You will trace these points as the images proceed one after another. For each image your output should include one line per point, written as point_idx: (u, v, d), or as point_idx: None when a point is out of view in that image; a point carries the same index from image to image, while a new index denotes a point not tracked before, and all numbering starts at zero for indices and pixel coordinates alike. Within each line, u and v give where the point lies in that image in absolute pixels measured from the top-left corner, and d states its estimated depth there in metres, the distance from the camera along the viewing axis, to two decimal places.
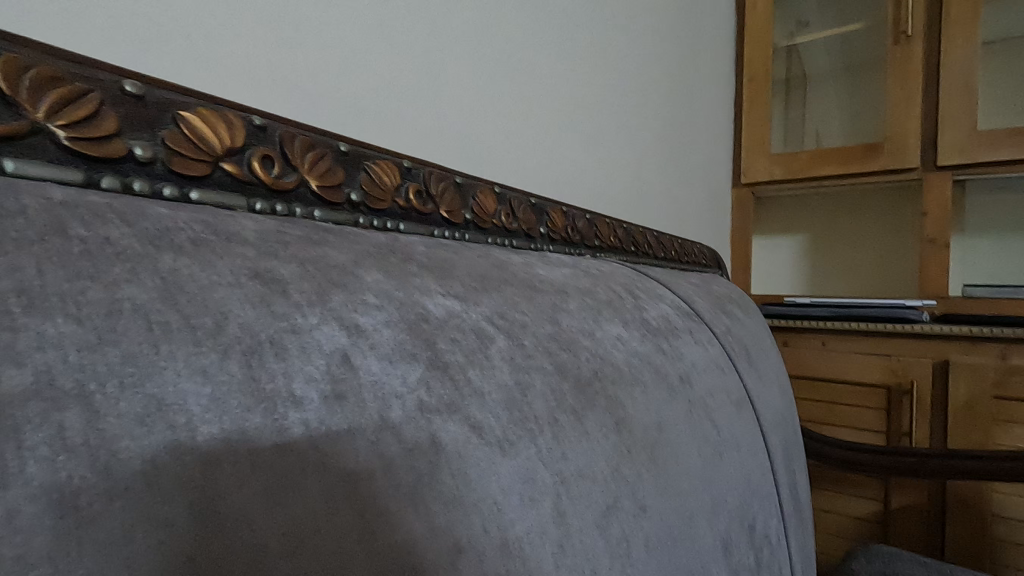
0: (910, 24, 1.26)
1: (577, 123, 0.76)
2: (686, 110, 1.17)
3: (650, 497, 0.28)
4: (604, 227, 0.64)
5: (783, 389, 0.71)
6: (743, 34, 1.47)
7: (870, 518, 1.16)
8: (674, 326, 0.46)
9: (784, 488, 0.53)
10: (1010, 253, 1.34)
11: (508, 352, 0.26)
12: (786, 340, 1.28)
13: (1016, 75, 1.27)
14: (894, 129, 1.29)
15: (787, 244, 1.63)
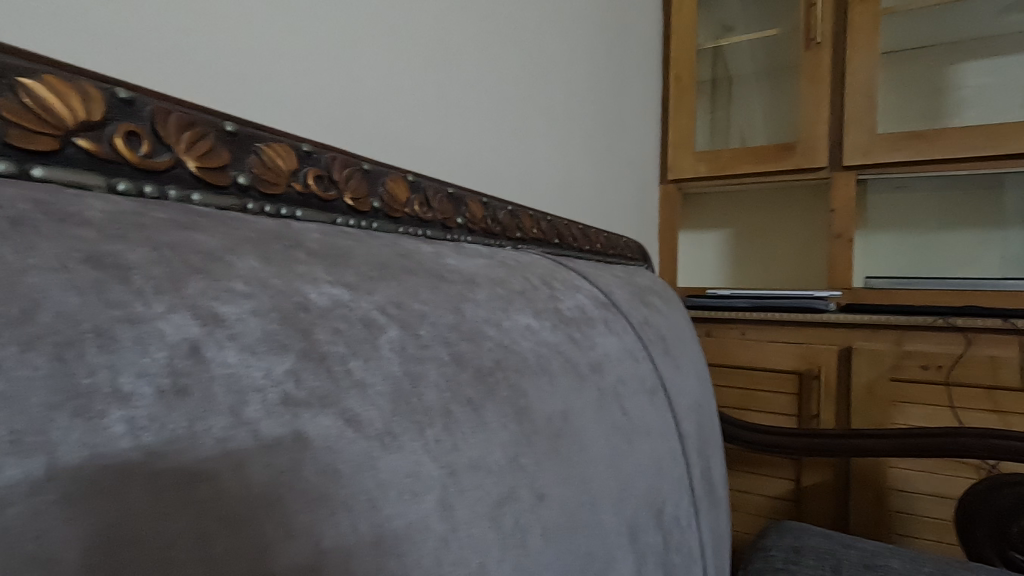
0: (819, 32, 1.35)
1: (500, 115, 0.76)
2: (614, 106, 1.20)
3: (549, 485, 0.28)
4: (527, 219, 0.64)
5: (700, 377, 0.73)
6: (670, 35, 1.52)
7: (784, 497, 1.23)
8: (589, 316, 0.47)
9: (696, 472, 0.55)
10: (906, 247, 1.46)
11: (399, 342, 0.25)
12: (709, 330, 1.34)
13: (911, 83, 1.38)
14: (805, 130, 1.37)
15: (711, 238, 1.70)
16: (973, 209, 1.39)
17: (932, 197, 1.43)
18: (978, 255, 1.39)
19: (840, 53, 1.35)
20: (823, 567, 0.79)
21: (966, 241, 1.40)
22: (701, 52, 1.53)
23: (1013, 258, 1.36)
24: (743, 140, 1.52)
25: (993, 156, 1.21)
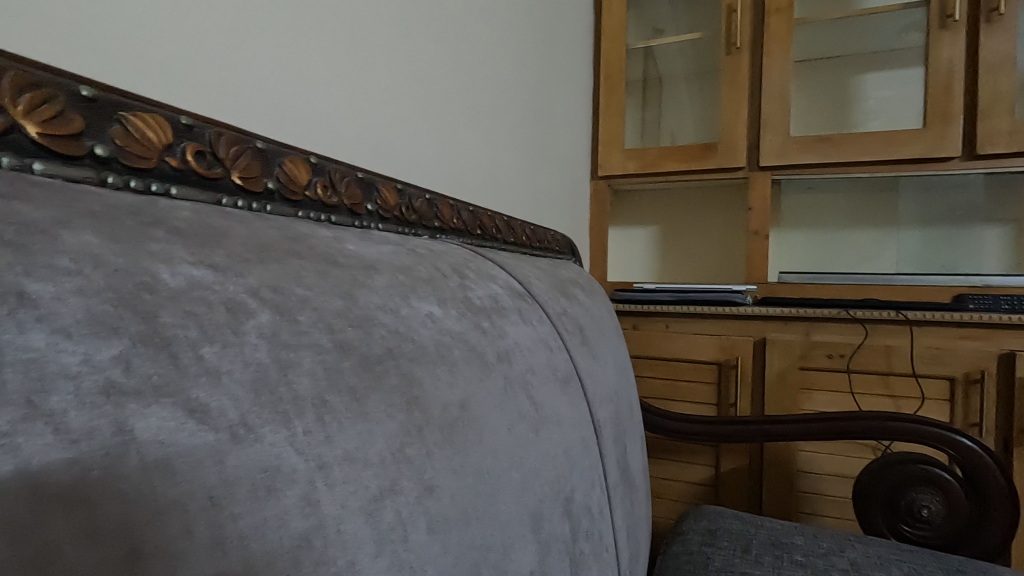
0: (738, 37, 1.41)
1: (419, 102, 0.75)
2: (544, 101, 1.20)
3: (440, 476, 0.27)
4: (446, 208, 0.63)
5: (621, 368, 0.75)
6: (601, 34, 1.55)
7: (704, 483, 1.29)
8: (502, 306, 0.46)
9: (610, 460, 0.56)
10: (815, 244, 1.56)
11: (271, 327, 0.23)
12: (635, 323, 1.38)
13: (819, 90, 1.47)
14: (725, 131, 1.43)
15: (640, 234, 1.75)
16: (873, 209, 1.50)
17: (839, 197, 1.53)
18: (877, 252, 1.50)
19: (757, 59, 1.42)
20: (735, 547, 0.83)
21: (868, 239, 1.51)
22: (630, 52, 1.57)
23: (908, 255, 1.47)
24: (672, 138, 1.57)
25: (889, 161, 1.31)
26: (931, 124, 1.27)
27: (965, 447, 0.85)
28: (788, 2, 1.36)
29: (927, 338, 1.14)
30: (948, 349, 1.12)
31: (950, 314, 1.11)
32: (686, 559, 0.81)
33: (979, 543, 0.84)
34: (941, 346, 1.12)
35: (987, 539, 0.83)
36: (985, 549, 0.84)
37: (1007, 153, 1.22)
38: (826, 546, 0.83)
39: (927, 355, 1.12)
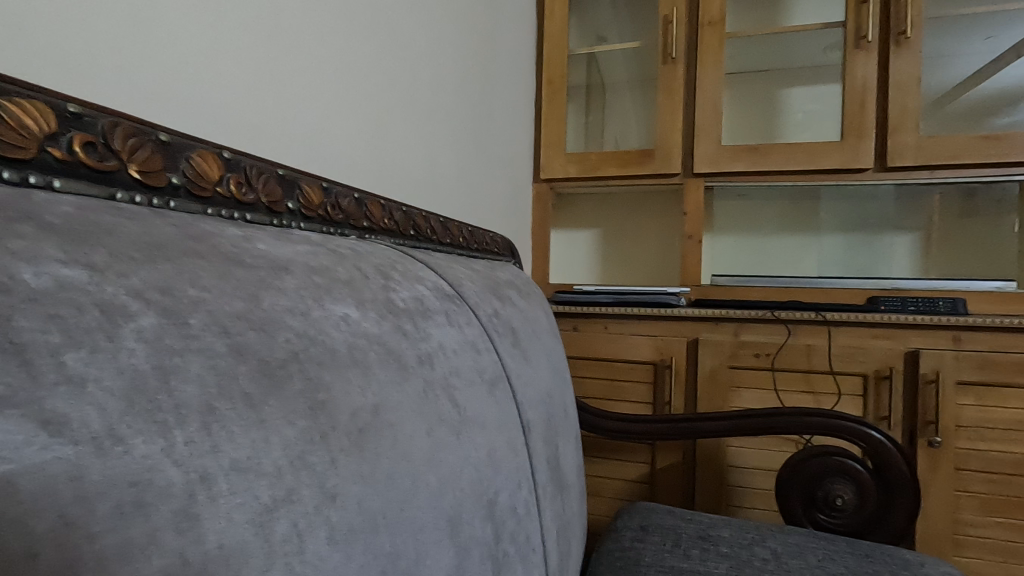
0: (674, 48, 1.46)
1: (351, 100, 0.73)
2: (485, 103, 1.21)
3: (346, 484, 0.26)
4: (376, 208, 0.61)
5: (555, 370, 0.75)
6: (543, 40, 1.58)
7: (641, 480, 1.32)
8: (427, 308, 0.45)
9: (538, 461, 0.56)
10: (746, 249, 1.64)
11: (155, 330, 0.21)
12: (575, 325, 1.40)
13: (750, 102, 1.54)
14: (662, 140, 1.48)
15: (581, 237, 1.78)
16: (797, 216, 1.59)
17: (767, 204, 1.61)
18: (801, 257, 1.59)
19: (692, 70, 1.48)
20: (665, 542, 0.85)
21: (792, 244, 1.60)
22: (572, 57, 1.60)
23: (828, 260, 1.57)
24: (616, 144, 1.57)
25: (811, 170, 1.39)
26: (847, 137, 1.35)
27: (875, 439, 0.91)
28: (719, 16, 1.43)
29: (844, 337, 1.21)
30: (862, 347, 1.20)
31: (862, 315, 1.19)
32: (618, 555, 0.83)
33: (886, 529, 0.90)
34: (856, 344, 1.20)
35: (893, 524, 0.89)
36: (890, 533, 0.90)
37: (913, 166, 1.32)
38: (749, 537, 0.87)
39: (843, 354, 1.20)
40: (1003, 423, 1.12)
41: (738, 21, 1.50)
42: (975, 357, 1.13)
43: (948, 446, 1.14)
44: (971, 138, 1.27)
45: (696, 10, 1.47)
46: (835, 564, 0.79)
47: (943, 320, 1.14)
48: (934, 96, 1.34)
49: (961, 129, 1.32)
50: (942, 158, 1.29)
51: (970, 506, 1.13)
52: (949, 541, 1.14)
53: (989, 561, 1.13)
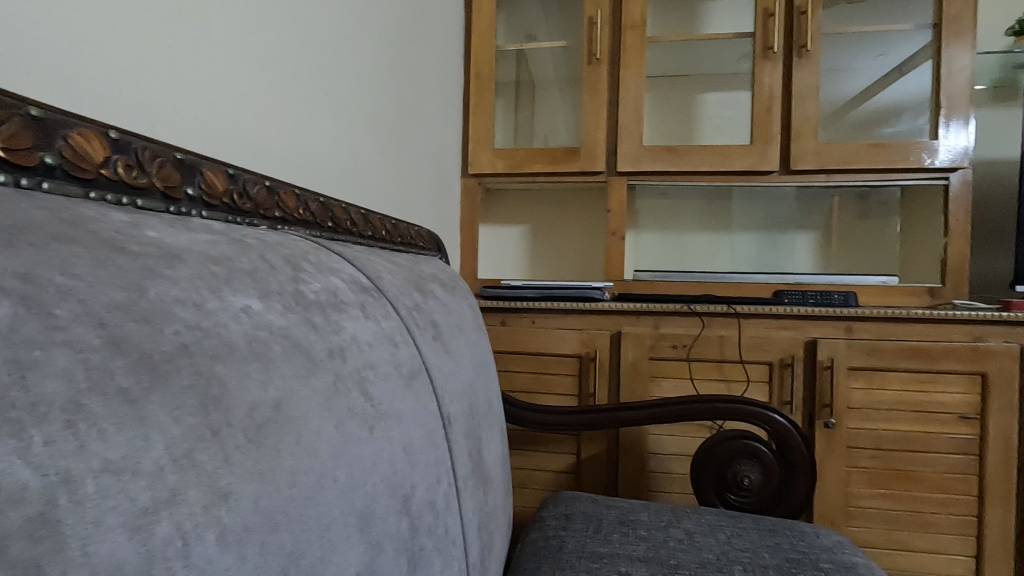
0: (598, 49, 1.50)
1: (265, 85, 0.70)
2: (411, 94, 1.18)
3: (240, 483, 0.25)
4: (290, 198, 0.59)
5: (479, 364, 0.76)
6: (471, 35, 1.58)
7: (566, 470, 1.35)
8: (341, 300, 0.44)
9: (458, 454, 0.56)
10: (666, 246, 1.71)
11: (10, 322, 0.19)
12: (504, 320, 1.41)
13: (669, 104, 1.62)
14: (586, 138, 1.52)
15: (510, 233, 1.80)
16: (712, 215, 1.68)
17: (685, 203, 1.70)
18: (715, 254, 1.68)
19: (615, 71, 1.53)
20: (587, 529, 0.88)
21: (708, 242, 1.69)
22: (500, 53, 1.61)
23: (739, 256, 1.67)
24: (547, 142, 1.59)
25: (724, 171, 1.47)
26: (756, 141, 1.45)
27: (777, 422, 0.98)
28: (640, 20, 1.49)
29: (752, 328, 1.30)
30: (768, 337, 1.29)
31: (768, 308, 1.28)
32: (542, 544, 0.84)
33: (788, 505, 0.97)
34: (763, 335, 1.29)
35: (794, 500, 0.97)
36: (792, 508, 0.97)
37: (812, 169, 1.43)
38: (665, 519, 0.92)
39: (751, 344, 1.28)
40: (887, 404, 1.24)
41: (658, 26, 1.56)
42: (865, 345, 1.24)
43: (842, 427, 1.25)
44: (861, 145, 1.40)
45: (619, 13, 1.52)
46: (743, 540, 0.84)
47: (837, 312, 1.25)
48: (831, 106, 1.46)
49: (853, 137, 1.45)
50: (838, 162, 1.41)
51: (859, 480, 1.25)
52: (841, 513, 1.26)
53: (874, 529, 1.25)
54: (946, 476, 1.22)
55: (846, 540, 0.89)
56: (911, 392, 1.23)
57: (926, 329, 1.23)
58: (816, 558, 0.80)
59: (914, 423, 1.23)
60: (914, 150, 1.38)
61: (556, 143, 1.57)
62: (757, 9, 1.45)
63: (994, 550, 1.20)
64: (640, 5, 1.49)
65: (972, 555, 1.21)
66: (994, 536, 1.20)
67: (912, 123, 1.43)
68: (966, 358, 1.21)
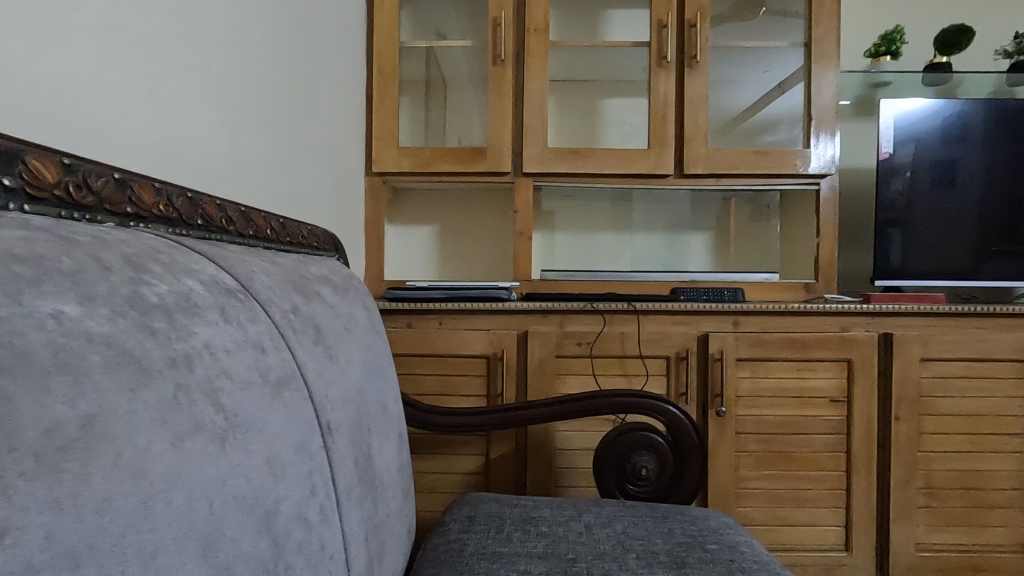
0: (503, 50, 1.51)
1: (130, 66, 0.63)
2: (306, 86, 1.12)
3: (25, 516, 0.22)
4: (147, 192, 0.53)
5: (372, 368, 0.73)
6: (373, 29, 1.53)
7: (476, 472, 1.34)
8: (196, 303, 0.40)
9: (341, 463, 0.53)
10: (572, 246, 1.75)
11: None
12: (410, 322, 1.37)
13: (572, 108, 1.66)
14: (493, 139, 1.52)
15: (418, 234, 1.76)
16: (615, 216, 1.75)
17: (589, 205, 1.75)
18: (618, 254, 1.75)
19: (519, 73, 1.54)
20: (489, 529, 0.87)
21: (611, 242, 1.75)
22: (404, 50, 1.58)
23: (639, 257, 1.75)
24: (460, 142, 1.56)
25: (624, 174, 1.53)
26: (653, 146, 1.51)
27: (672, 413, 1.02)
28: (543, 24, 1.51)
29: (651, 324, 1.35)
30: (665, 333, 1.35)
31: (665, 304, 1.34)
32: (443, 549, 0.83)
33: (682, 491, 1.02)
34: (660, 330, 1.35)
35: (687, 486, 1.02)
36: (685, 494, 1.02)
37: (703, 173, 1.52)
38: (567, 514, 0.93)
39: (650, 339, 1.34)
40: (771, 391, 1.34)
41: (560, 32, 1.60)
42: (750, 337, 1.33)
43: (731, 414, 1.33)
44: (745, 152, 1.50)
45: (522, 15, 1.54)
46: (638, 528, 0.88)
47: (725, 307, 1.33)
48: (718, 116, 1.56)
49: (739, 144, 1.55)
50: (725, 167, 1.51)
51: (747, 463, 1.34)
52: (733, 495, 1.34)
53: (761, 508, 1.34)
54: (821, 454, 1.34)
55: (732, 520, 0.95)
56: (790, 379, 1.34)
57: (801, 321, 1.35)
58: (704, 540, 0.84)
59: (793, 408, 1.34)
60: (791, 158, 1.50)
61: (465, 143, 1.56)
62: (652, 20, 1.52)
63: (860, 519, 1.34)
64: (542, 10, 1.51)
65: (842, 525, 1.34)
66: (860, 506, 1.33)
67: (788, 132, 1.56)
68: (836, 347, 1.33)
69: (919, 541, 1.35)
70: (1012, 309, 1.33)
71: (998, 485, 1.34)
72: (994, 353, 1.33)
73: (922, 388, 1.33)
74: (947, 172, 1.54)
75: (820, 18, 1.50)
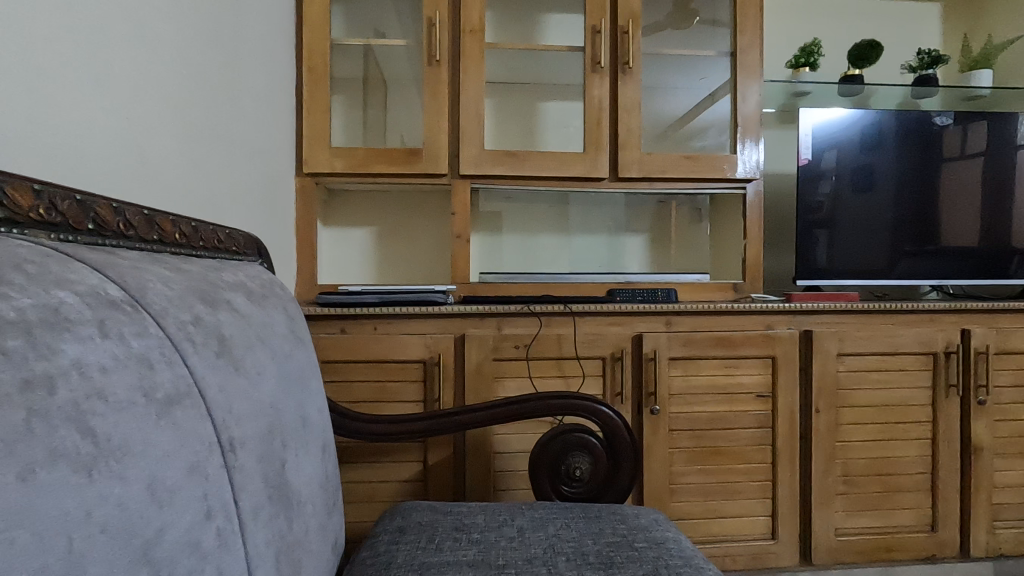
0: (438, 51, 1.49)
1: (16, 55, 0.58)
2: (226, 82, 1.06)
3: None
4: (24, 195, 0.49)
5: (290, 379, 0.70)
6: (302, 25, 1.48)
7: (413, 479, 1.32)
8: (69, 317, 0.37)
9: (247, 482, 0.50)
10: (512, 249, 1.75)
11: None
12: (343, 327, 1.33)
13: (509, 111, 1.66)
14: (429, 140, 1.50)
15: (355, 236, 1.72)
16: (553, 219, 1.76)
17: (528, 207, 1.75)
18: (557, 256, 1.76)
19: (455, 74, 1.53)
20: (420, 539, 0.86)
21: (550, 244, 1.76)
22: (336, 47, 1.54)
23: (577, 259, 1.77)
24: (401, 141, 1.54)
25: (561, 177, 1.55)
26: (588, 150, 1.54)
27: (605, 414, 1.04)
28: (479, 26, 1.51)
29: (587, 326, 1.37)
30: (600, 334, 1.37)
31: (600, 305, 1.36)
32: (371, 562, 0.80)
33: (615, 490, 1.04)
34: (596, 331, 1.37)
35: (620, 485, 1.03)
36: (619, 492, 1.04)
37: (637, 177, 1.56)
38: (500, 518, 0.93)
39: (585, 340, 1.36)
40: (701, 388, 1.38)
41: (496, 34, 1.60)
42: (682, 336, 1.37)
43: (664, 412, 1.37)
44: (676, 156, 1.55)
45: (457, 16, 1.53)
46: (570, 530, 0.88)
47: (658, 307, 1.37)
48: (651, 121, 1.61)
49: (671, 148, 1.59)
50: (658, 171, 1.55)
51: (680, 459, 1.38)
52: (667, 490, 1.38)
53: (693, 502, 1.38)
54: (749, 448, 1.39)
55: (662, 517, 0.97)
56: (719, 376, 1.39)
57: (728, 320, 1.40)
58: (632, 538, 0.86)
59: (722, 404, 1.39)
60: (719, 163, 1.56)
61: (402, 144, 1.53)
62: (586, 25, 1.54)
63: (785, 508, 1.40)
64: (478, 11, 1.51)
65: (768, 514, 1.40)
66: (784, 495, 1.40)
67: (717, 139, 1.62)
68: (761, 344, 1.39)
69: (838, 526, 1.42)
70: (916, 306, 1.43)
71: (907, 470, 1.44)
72: (902, 347, 1.43)
73: (839, 382, 1.41)
74: (861, 178, 1.64)
75: (744, 30, 1.57)
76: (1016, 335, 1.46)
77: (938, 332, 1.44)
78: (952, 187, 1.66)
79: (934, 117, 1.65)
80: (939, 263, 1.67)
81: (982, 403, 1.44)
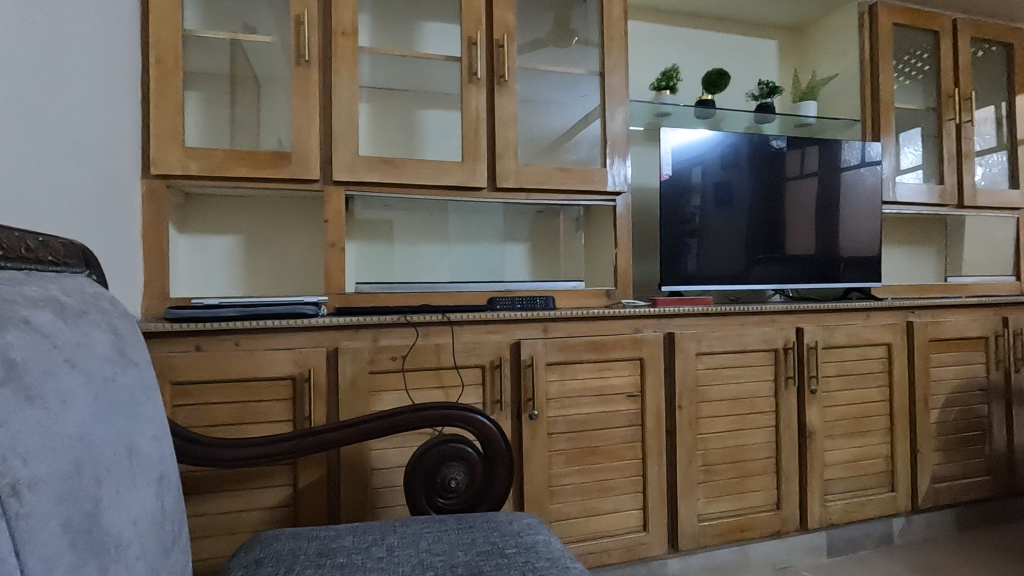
0: (307, 51, 1.42)
1: None
2: (47, 67, 0.93)
3: None
4: None
5: (113, 406, 0.61)
6: (149, 13, 1.34)
7: (283, 504, 1.23)
8: None
9: (35, 529, 0.44)
10: (391, 257, 1.71)
11: None
12: (199, 344, 1.21)
13: (386, 118, 1.63)
14: (299, 143, 1.42)
15: (216, 244, 1.58)
16: (433, 227, 1.75)
17: (408, 215, 1.72)
18: (437, 265, 1.75)
19: (326, 76, 1.46)
20: (279, 570, 0.80)
21: (429, 253, 1.74)
22: (189, 38, 1.40)
23: (457, 267, 1.77)
24: (277, 143, 1.44)
25: (440, 186, 1.54)
26: (466, 159, 1.54)
27: (480, 422, 1.03)
28: (352, 28, 1.46)
29: (465, 335, 1.37)
30: (479, 342, 1.37)
31: (479, 314, 1.36)
32: None
33: (491, 498, 1.04)
34: (475, 340, 1.37)
35: (496, 492, 1.03)
36: (496, 500, 1.04)
37: (514, 187, 1.59)
38: (370, 539, 0.89)
39: (464, 349, 1.36)
40: (577, 391, 1.43)
41: (371, 38, 1.56)
42: (558, 342, 1.42)
43: (543, 417, 1.40)
44: (552, 168, 1.60)
45: (328, 16, 1.46)
46: (442, 543, 0.87)
47: (535, 315, 1.40)
48: (527, 133, 1.65)
49: (547, 161, 1.64)
50: (534, 182, 1.59)
51: (558, 461, 1.42)
52: (547, 493, 1.41)
53: (571, 502, 1.43)
54: (621, 445, 1.47)
55: (535, 520, 0.99)
56: (593, 379, 1.45)
57: (601, 325, 1.47)
58: (503, 546, 0.86)
59: (597, 405, 1.45)
60: (591, 175, 1.64)
61: (269, 146, 1.44)
62: (463, 36, 1.56)
63: (655, 500, 1.49)
64: (350, 13, 1.46)
65: (640, 507, 1.49)
66: (654, 488, 1.49)
67: (588, 152, 1.70)
68: (630, 347, 1.48)
69: (701, 512, 1.54)
70: (761, 308, 1.60)
71: (756, 455, 1.60)
72: (749, 345, 1.59)
73: (698, 379, 1.54)
74: (720, 193, 1.80)
75: (611, 52, 1.67)
76: (838, 331, 1.69)
77: (778, 331, 1.62)
78: (791, 202, 1.88)
79: (773, 140, 1.86)
80: (781, 269, 1.88)
81: (814, 392, 1.65)
